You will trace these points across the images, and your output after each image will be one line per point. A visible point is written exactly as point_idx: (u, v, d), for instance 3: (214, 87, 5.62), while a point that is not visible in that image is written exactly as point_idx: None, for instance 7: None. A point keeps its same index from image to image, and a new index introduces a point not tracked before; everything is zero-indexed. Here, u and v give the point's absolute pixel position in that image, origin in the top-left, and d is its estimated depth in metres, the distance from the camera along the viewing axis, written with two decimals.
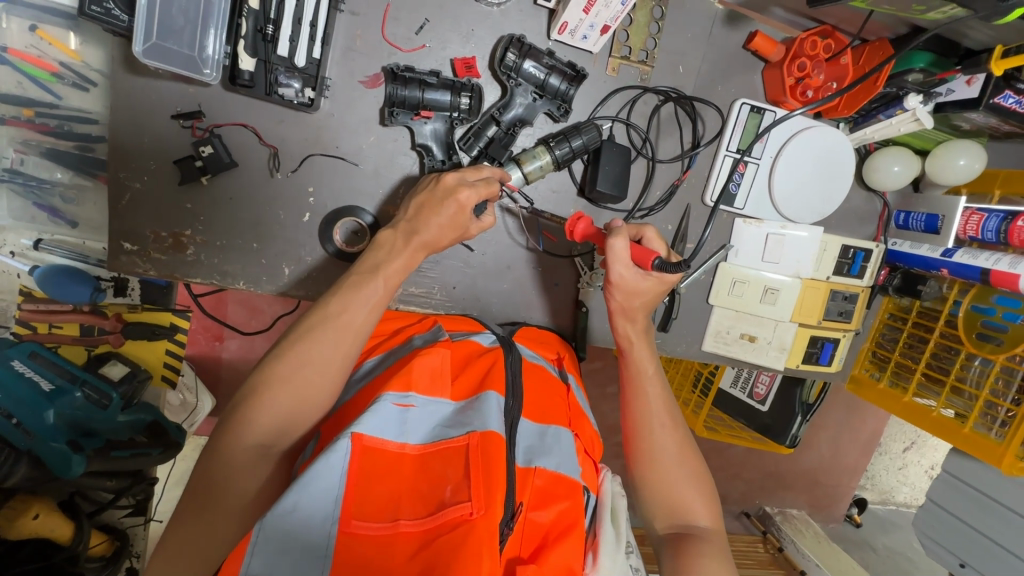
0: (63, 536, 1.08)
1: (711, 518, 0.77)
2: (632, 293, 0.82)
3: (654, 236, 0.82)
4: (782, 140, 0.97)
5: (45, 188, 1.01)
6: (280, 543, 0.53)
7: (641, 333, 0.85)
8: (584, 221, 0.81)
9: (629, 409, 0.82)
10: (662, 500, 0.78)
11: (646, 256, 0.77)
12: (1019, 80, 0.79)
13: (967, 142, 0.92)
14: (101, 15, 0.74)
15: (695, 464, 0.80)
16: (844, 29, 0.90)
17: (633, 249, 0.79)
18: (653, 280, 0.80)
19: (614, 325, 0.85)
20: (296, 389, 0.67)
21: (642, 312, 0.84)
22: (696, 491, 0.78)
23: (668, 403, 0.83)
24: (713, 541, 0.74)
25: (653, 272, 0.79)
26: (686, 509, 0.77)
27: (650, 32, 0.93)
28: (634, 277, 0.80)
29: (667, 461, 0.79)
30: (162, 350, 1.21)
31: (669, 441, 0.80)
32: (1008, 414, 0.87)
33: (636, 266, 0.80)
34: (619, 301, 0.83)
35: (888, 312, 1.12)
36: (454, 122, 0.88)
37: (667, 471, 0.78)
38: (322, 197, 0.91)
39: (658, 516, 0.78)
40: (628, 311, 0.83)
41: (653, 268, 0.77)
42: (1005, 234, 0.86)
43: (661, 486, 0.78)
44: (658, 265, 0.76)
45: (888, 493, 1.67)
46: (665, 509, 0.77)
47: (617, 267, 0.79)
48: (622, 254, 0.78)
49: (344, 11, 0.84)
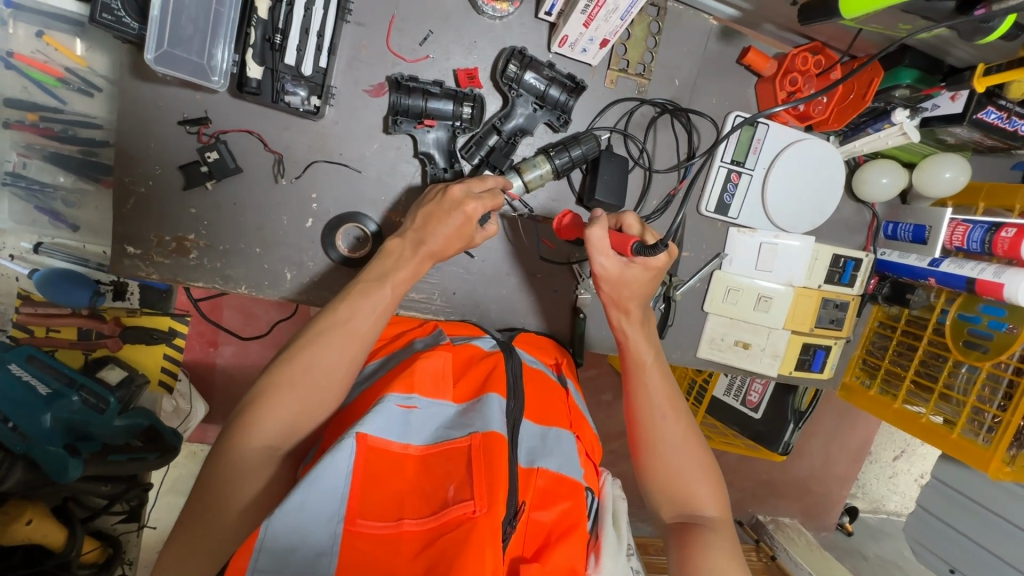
0: (56, 543, 1.06)
1: (718, 507, 0.78)
2: (620, 284, 0.83)
3: (634, 221, 0.84)
4: (774, 152, 1.00)
5: (48, 192, 1.02)
6: (285, 543, 0.54)
7: (637, 327, 0.86)
8: (570, 217, 0.86)
9: (631, 411, 0.84)
10: (666, 493, 0.80)
11: (625, 242, 0.80)
12: (1001, 97, 0.84)
13: (952, 156, 0.96)
14: (113, 23, 0.75)
15: (699, 458, 0.81)
16: (834, 46, 0.92)
17: (612, 237, 0.82)
18: (639, 267, 0.81)
19: (608, 315, 0.87)
20: (303, 392, 0.68)
21: (633, 304, 0.85)
22: (703, 485, 0.79)
23: (672, 403, 0.83)
24: (720, 531, 0.76)
25: (636, 259, 0.81)
26: (692, 500, 0.78)
27: (647, 46, 0.96)
28: (617, 265, 0.82)
29: (672, 458, 0.80)
30: (160, 354, 1.23)
31: (672, 441, 0.81)
32: (994, 420, 0.89)
33: (617, 253, 0.82)
34: (609, 292, 0.85)
35: (878, 320, 1.14)
36: (456, 131, 0.90)
37: (672, 467, 0.80)
38: (325, 203, 0.92)
39: (663, 507, 0.80)
40: (618, 302, 0.85)
41: (633, 253, 0.80)
42: (990, 244, 0.90)
43: (666, 482, 0.80)
44: (637, 249, 0.78)
45: (879, 502, 1.69)
46: (671, 501, 0.79)
47: (598, 258, 0.82)
48: (601, 244, 0.81)
49: (351, 22, 0.86)
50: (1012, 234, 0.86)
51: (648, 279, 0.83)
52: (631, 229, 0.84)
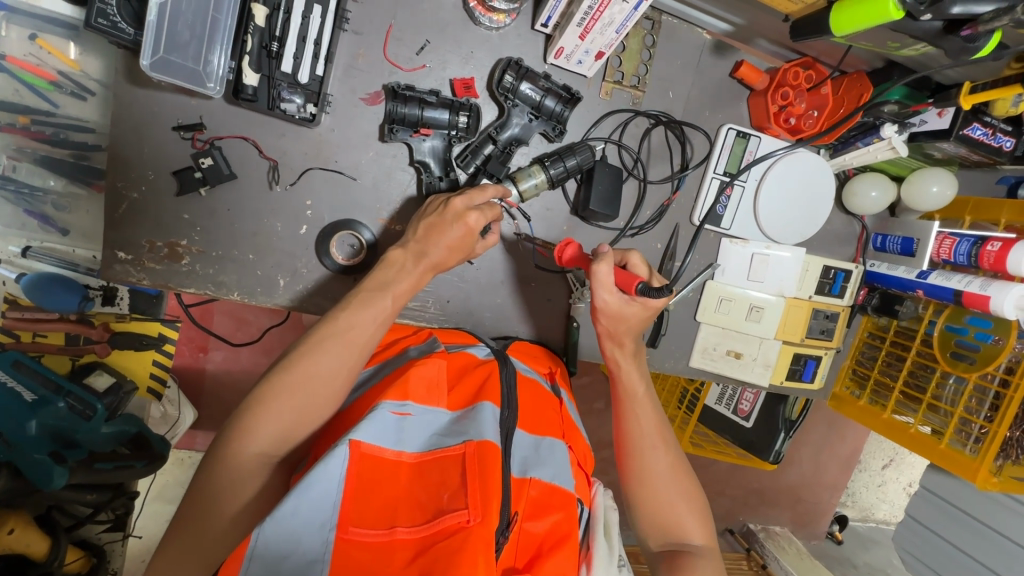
0: (39, 552, 1.04)
1: (703, 535, 0.80)
2: (617, 319, 0.84)
3: (639, 261, 0.84)
4: (766, 164, 1.01)
5: (38, 196, 1.01)
6: (278, 551, 0.53)
7: (630, 359, 0.86)
8: (572, 247, 0.84)
9: (621, 439, 0.85)
10: (655, 521, 0.81)
11: (629, 281, 0.79)
12: (986, 113, 0.86)
13: (940, 170, 0.98)
14: (107, 28, 0.75)
15: (687, 484, 0.82)
16: (824, 61, 0.93)
17: (617, 274, 0.81)
18: (638, 305, 0.82)
19: (602, 346, 0.87)
20: (301, 401, 0.68)
21: (628, 337, 0.85)
22: (689, 512, 0.80)
23: (662, 433, 0.85)
24: (706, 558, 0.77)
25: (637, 297, 0.81)
26: (679, 528, 0.80)
27: (642, 59, 0.97)
28: (618, 302, 0.82)
29: (659, 486, 0.81)
30: (149, 360, 1.21)
31: (660, 469, 0.82)
32: (981, 431, 0.90)
33: (620, 291, 0.82)
34: (606, 325, 0.85)
35: (867, 331, 1.15)
36: (452, 140, 0.90)
37: (660, 493, 0.81)
38: (320, 210, 0.92)
39: (651, 535, 0.81)
40: (614, 335, 0.85)
41: (636, 293, 0.79)
42: (976, 257, 0.93)
43: (654, 510, 0.81)
44: (641, 290, 0.77)
45: (869, 510, 1.71)
46: (659, 530, 0.80)
47: (601, 293, 0.82)
48: (605, 279, 0.81)
49: (348, 30, 0.87)
50: (998, 246, 0.89)
51: (644, 317, 0.84)
52: (637, 268, 0.84)
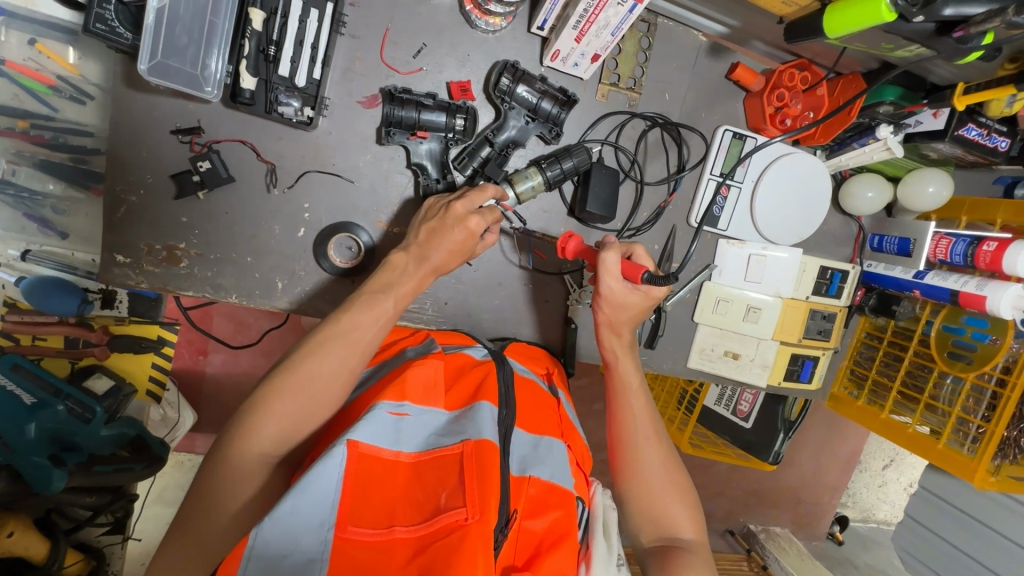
0: (38, 556, 1.04)
1: (695, 531, 0.80)
2: (620, 307, 0.85)
3: (643, 254, 0.86)
4: (762, 164, 1.02)
5: (37, 200, 0.99)
6: (277, 549, 0.53)
7: (626, 352, 0.89)
8: (575, 240, 0.84)
9: (616, 437, 0.85)
10: (647, 517, 0.80)
11: (635, 271, 0.81)
12: (981, 114, 0.86)
13: (935, 170, 0.98)
14: (106, 32, 0.75)
15: (680, 481, 0.82)
16: (821, 62, 0.93)
17: (622, 264, 0.83)
18: (641, 294, 0.84)
19: (600, 336, 0.89)
20: (303, 402, 0.68)
21: (627, 328, 0.87)
22: (682, 507, 0.80)
23: (656, 430, 0.85)
24: (697, 553, 0.77)
25: (642, 286, 0.83)
26: (671, 524, 0.79)
27: (638, 61, 0.97)
28: (624, 290, 0.83)
29: (651, 482, 0.81)
30: (148, 362, 1.22)
31: (653, 465, 0.82)
32: (979, 431, 0.91)
33: (626, 281, 0.83)
34: (607, 315, 0.87)
35: (864, 331, 1.16)
36: (448, 142, 0.90)
37: (652, 488, 0.81)
38: (318, 213, 0.92)
39: (643, 531, 0.80)
40: (615, 325, 0.87)
41: (642, 283, 0.81)
42: (972, 257, 0.93)
43: (646, 505, 0.81)
44: (646, 279, 0.79)
45: (869, 511, 1.71)
46: (651, 525, 0.80)
47: (606, 280, 0.82)
48: (613, 268, 0.81)
49: (345, 34, 0.87)
50: (993, 247, 0.89)
51: (646, 307, 0.86)
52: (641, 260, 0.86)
